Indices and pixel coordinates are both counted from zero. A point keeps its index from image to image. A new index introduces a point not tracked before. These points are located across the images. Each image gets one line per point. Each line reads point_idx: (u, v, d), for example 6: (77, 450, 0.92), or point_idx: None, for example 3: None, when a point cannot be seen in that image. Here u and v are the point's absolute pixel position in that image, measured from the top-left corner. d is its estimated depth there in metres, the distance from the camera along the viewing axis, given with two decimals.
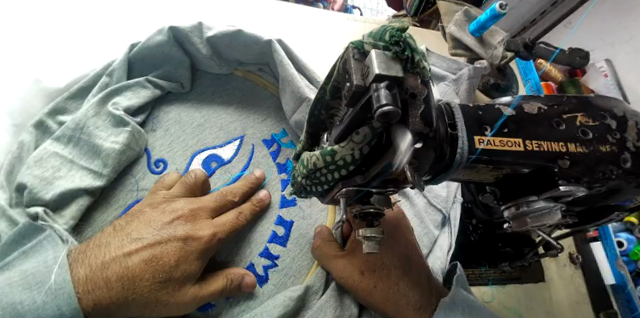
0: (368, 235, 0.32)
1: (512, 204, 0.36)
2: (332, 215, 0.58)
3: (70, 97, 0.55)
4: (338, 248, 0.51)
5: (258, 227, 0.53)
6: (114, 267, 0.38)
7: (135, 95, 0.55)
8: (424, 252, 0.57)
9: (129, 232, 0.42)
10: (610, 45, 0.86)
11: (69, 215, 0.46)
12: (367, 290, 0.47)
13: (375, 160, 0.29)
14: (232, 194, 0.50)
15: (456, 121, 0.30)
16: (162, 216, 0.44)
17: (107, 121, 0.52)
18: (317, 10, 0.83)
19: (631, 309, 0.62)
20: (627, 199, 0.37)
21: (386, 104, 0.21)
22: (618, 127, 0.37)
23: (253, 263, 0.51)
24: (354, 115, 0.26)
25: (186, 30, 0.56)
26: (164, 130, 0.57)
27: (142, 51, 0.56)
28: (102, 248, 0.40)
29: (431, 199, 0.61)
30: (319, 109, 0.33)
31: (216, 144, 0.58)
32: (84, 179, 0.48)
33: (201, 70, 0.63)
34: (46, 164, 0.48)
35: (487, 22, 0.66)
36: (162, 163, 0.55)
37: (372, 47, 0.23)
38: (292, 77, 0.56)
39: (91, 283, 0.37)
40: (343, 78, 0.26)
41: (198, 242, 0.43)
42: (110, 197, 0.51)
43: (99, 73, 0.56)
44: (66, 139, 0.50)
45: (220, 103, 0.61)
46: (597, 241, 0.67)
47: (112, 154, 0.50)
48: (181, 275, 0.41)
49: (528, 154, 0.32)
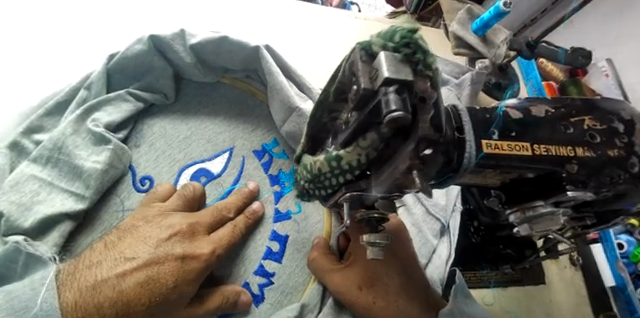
0: (372, 241, 0.31)
1: (519, 209, 0.35)
2: (328, 222, 0.58)
3: (46, 115, 0.52)
4: (335, 262, 0.50)
5: (251, 243, 0.52)
6: (107, 290, 0.35)
7: (116, 110, 0.53)
8: (422, 262, 0.56)
9: (123, 251, 0.39)
10: (612, 46, 0.88)
11: (52, 242, 0.43)
12: (366, 307, 0.46)
13: (383, 164, 0.28)
14: (226, 209, 0.49)
15: (463, 124, 0.29)
16: (159, 233, 0.42)
17: (87, 139, 0.50)
18: (312, 12, 0.82)
19: (631, 311, 0.62)
20: (632, 204, 0.37)
21: (395, 109, 0.19)
22: (626, 130, 0.36)
23: (248, 281, 0.50)
24: (361, 119, 0.24)
25: (167, 38, 0.54)
26: (148, 145, 0.55)
27: (119, 62, 0.54)
28: (92, 268, 0.37)
29: (429, 207, 0.60)
30: (322, 113, 0.31)
31: (204, 158, 0.57)
32: (66, 203, 0.45)
33: (186, 79, 0.61)
34: (22, 189, 0.44)
35: (490, 20, 0.65)
36: (147, 180, 0.53)
37: (381, 48, 0.22)
38: (281, 85, 0.55)
39: (81, 309, 0.33)
40: (349, 80, 0.25)
41: (198, 260, 0.42)
42: (95, 220, 0.49)
43: (75, 87, 0.54)
44: (44, 160, 0.47)
45: (206, 114, 0.60)
46: (598, 243, 0.68)
47: (94, 175, 0.47)
48: (178, 296, 0.39)
49: (536, 158, 0.31)
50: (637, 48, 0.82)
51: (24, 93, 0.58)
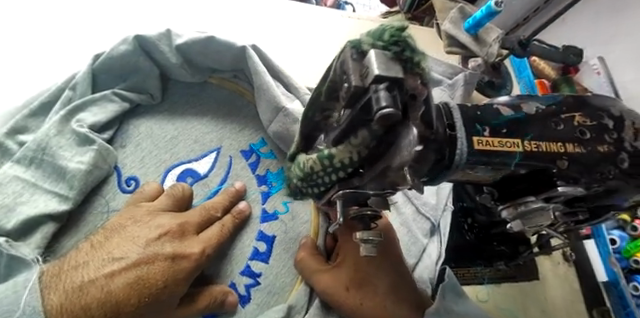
0: (365, 238, 0.31)
1: (511, 205, 0.37)
2: (315, 221, 0.57)
3: (30, 115, 0.51)
4: (322, 263, 0.50)
5: (238, 243, 0.52)
6: (94, 291, 0.35)
7: (101, 111, 0.53)
8: (412, 262, 0.57)
9: (111, 251, 0.39)
10: (603, 44, 0.90)
11: (35, 244, 0.43)
12: (353, 307, 0.46)
13: (374, 162, 0.28)
14: (214, 208, 0.49)
15: (454, 121, 0.30)
16: (147, 232, 0.42)
17: (72, 140, 0.49)
18: (302, 12, 0.82)
19: (624, 306, 0.62)
20: (623, 199, 0.38)
21: (386, 106, 0.19)
22: (616, 127, 0.36)
23: (235, 281, 0.50)
24: (352, 117, 0.24)
25: (153, 38, 0.54)
26: (134, 145, 0.55)
27: (105, 62, 0.54)
28: (79, 269, 0.36)
29: (419, 207, 0.61)
30: (314, 111, 0.31)
31: (191, 158, 0.56)
32: (49, 204, 0.45)
33: (173, 79, 0.61)
34: (5, 190, 0.44)
35: (482, 20, 0.66)
36: (133, 180, 0.53)
37: (371, 47, 0.22)
38: (267, 85, 0.55)
39: (67, 311, 0.33)
40: (340, 78, 0.25)
41: (188, 260, 0.42)
42: (79, 221, 0.49)
43: (60, 87, 0.54)
44: (28, 161, 0.47)
45: (194, 114, 0.59)
46: (591, 239, 0.68)
47: (78, 176, 0.47)
48: (167, 296, 0.39)
49: (528, 155, 0.31)
50: (627, 46, 0.83)
51: (11, 95, 0.58)
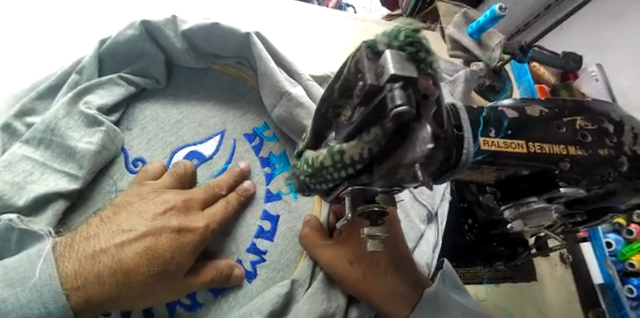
0: (373, 234, 0.31)
1: (512, 205, 0.37)
2: (318, 206, 0.57)
3: (37, 98, 0.52)
4: (327, 238, 0.50)
5: (243, 222, 0.53)
6: (106, 260, 0.36)
7: (108, 93, 0.53)
8: (410, 246, 0.56)
9: (119, 223, 0.40)
10: (602, 51, 0.91)
11: (46, 221, 0.43)
12: (355, 280, 0.46)
13: (385, 157, 0.28)
14: (218, 187, 0.49)
15: (462, 122, 0.30)
16: (154, 207, 0.42)
17: (80, 122, 0.50)
18: (307, 8, 0.83)
19: (619, 308, 0.63)
20: (621, 201, 0.39)
21: (400, 104, 0.20)
22: (615, 131, 0.38)
23: (241, 258, 0.51)
24: (366, 115, 0.25)
25: (159, 24, 0.55)
26: (140, 128, 0.56)
27: (111, 47, 0.54)
28: (90, 240, 0.37)
29: (417, 194, 0.60)
30: (327, 107, 0.32)
31: (196, 140, 0.57)
32: (59, 183, 0.45)
33: (176, 65, 0.61)
34: (16, 169, 0.44)
35: (486, 24, 0.67)
36: (140, 162, 0.53)
37: (387, 47, 0.23)
38: (271, 71, 0.55)
39: (81, 278, 0.34)
40: (354, 77, 0.26)
41: (193, 233, 0.42)
42: (88, 200, 0.49)
43: (67, 71, 0.54)
44: (36, 141, 0.47)
45: (198, 99, 0.60)
46: (587, 241, 0.70)
47: (87, 156, 0.47)
48: (175, 268, 0.40)
49: (532, 156, 0.32)
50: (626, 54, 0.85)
51: (16, 75, 0.58)
